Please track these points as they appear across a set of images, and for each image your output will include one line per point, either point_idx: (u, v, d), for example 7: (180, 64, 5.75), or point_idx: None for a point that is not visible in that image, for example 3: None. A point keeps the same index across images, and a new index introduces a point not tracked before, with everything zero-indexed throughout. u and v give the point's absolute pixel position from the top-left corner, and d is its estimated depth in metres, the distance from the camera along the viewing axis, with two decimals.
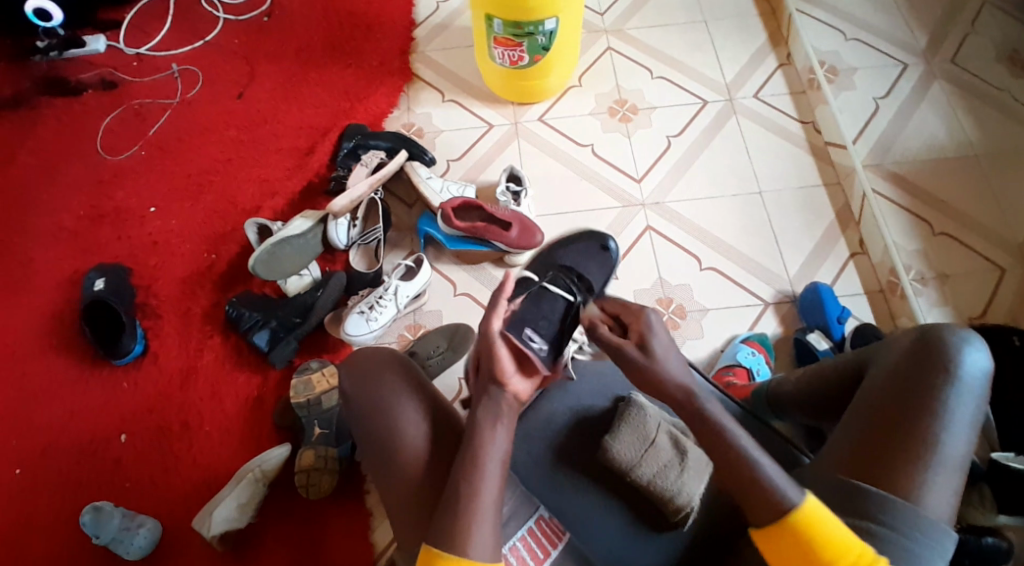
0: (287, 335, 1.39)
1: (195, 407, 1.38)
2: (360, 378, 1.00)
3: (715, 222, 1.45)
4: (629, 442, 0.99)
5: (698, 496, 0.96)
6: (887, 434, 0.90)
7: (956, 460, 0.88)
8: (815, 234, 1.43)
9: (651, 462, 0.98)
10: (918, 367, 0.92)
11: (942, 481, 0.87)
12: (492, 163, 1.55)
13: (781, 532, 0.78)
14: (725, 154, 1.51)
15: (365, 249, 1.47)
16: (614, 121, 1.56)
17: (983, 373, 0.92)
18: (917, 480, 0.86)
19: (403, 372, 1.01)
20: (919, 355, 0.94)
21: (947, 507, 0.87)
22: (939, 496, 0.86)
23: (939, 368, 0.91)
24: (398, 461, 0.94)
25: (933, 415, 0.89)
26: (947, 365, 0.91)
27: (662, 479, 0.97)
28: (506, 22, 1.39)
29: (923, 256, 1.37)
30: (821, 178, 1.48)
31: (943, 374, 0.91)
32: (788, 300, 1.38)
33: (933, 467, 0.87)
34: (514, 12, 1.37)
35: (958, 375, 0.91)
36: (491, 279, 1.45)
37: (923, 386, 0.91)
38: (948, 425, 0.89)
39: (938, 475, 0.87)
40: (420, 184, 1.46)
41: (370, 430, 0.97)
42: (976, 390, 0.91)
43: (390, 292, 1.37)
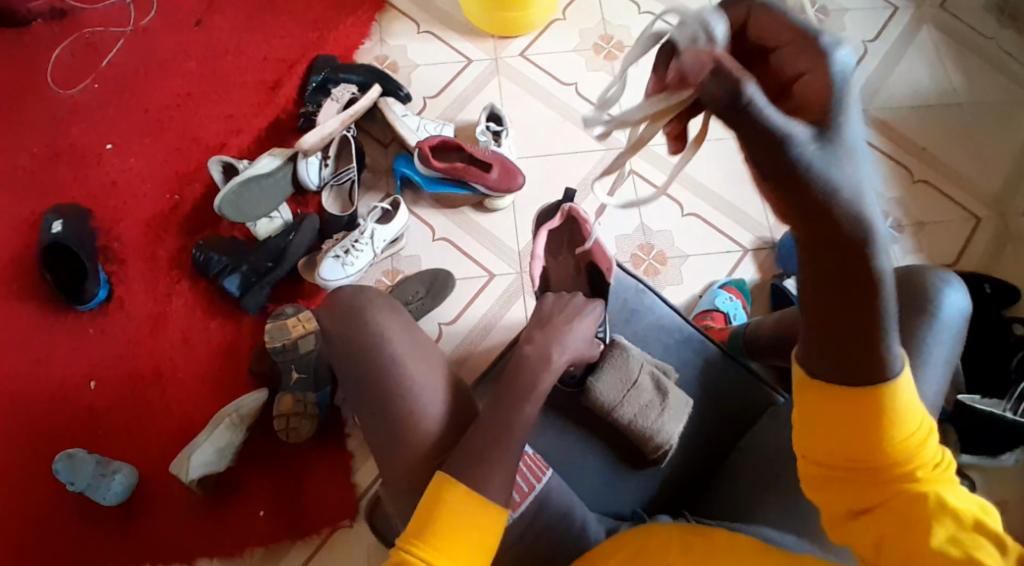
0: (259, 281, 1.35)
1: (166, 354, 1.34)
2: (347, 322, 0.94)
3: (699, 167, 1.43)
4: (613, 383, 1.05)
5: (673, 435, 1.01)
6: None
7: (927, 401, 0.89)
8: None
9: (634, 401, 1.03)
10: (899, 305, 0.92)
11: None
12: (470, 102, 1.49)
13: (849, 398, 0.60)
14: None
15: (339, 191, 1.41)
16: (599, 59, 1.51)
17: (961, 314, 0.93)
18: None
19: (395, 314, 0.95)
20: (898, 295, 0.94)
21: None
22: None
23: (920, 313, 0.91)
24: (392, 408, 0.90)
25: (911, 356, 0.89)
26: (927, 308, 0.91)
27: (643, 418, 1.02)
28: None
29: (901, 204, 1.38)
30: None
31: (923, 317, 0.91)
32: (767, 247, 1.38)
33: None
34: None
35: (938, 314, 0.91)
36: (470, 224, 1.41)
37: (903, 328, 0.91)
38: (924, 368, 0.89)
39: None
40: (395, 122, 1.40)
41: (361, 376, 0.92)
42: (953, 333, 0.91)
43: (366, 236, 1.33)
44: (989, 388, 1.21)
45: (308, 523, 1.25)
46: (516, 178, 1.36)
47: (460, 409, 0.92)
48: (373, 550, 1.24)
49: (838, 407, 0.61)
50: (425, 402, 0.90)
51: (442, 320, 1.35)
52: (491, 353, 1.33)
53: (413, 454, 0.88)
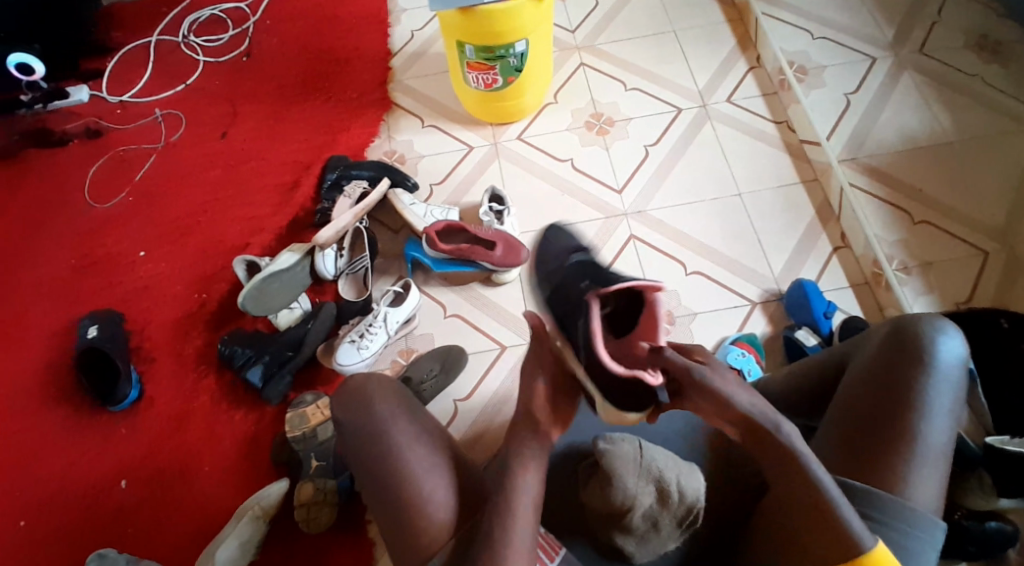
0: (280, 370, 1.39)
1: (193, 448, 1.38)
2: (352, 402, 0.97)
3: (697, 228, 1.46)
4: (630, 477, 0.97)
5: (700, 489, 0.97)
6: (870, 430, 0.89)
7: (939, 452, 0.87)
8: (797, 231, 1.44)
9: (648, 490, 0.97)
10: (895, 356, 0.91)
11: (927, 475, 0.86)
12: (473, 184, 1.56)
13: None
14: (702, 158, 1.53)
15: (354, 278, 1.47)
16: (591, 134, 1.58)
17: (958, 360, 0.90)
18: (903, 475, 0.85)
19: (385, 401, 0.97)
20: (895, 346, 0.92)
21: (936, 500, 0.86)
22: (926, 490, 0.85)
23: (916, 362, 0.89)
24: (399, 475, 0.91)
25: (914, 410, 0.87)
26: (923, 357, 0.89)
27: (643, 540, 0.98)
28: (477, 48, 1.42)
29: (904, 247, 1.39)
30: (798, 176, 1.50)
31: (919, 366, 0.89)
32: (775, 299, 1.39)
33: (917, 460, 0.86)
34: (482, 39, 1.40)
35: (935, 362, 0.90)
36: (480, 299, 1.45)
37: (900, 380, 0.89)
38: (927, 419, 0.87)
39: (923, 470, 0.86)
40: (404, 211, 1.46)
41: (368, 456, 0.94)
42: (953, 379, 0.89)
43: (379, 318, 1.37)
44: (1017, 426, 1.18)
45: None
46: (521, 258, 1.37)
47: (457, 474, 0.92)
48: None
49: None
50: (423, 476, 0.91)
51: (458, 397, 1.37)
52: (506, 426, 1.33)
53: (430, 522, 0.89)
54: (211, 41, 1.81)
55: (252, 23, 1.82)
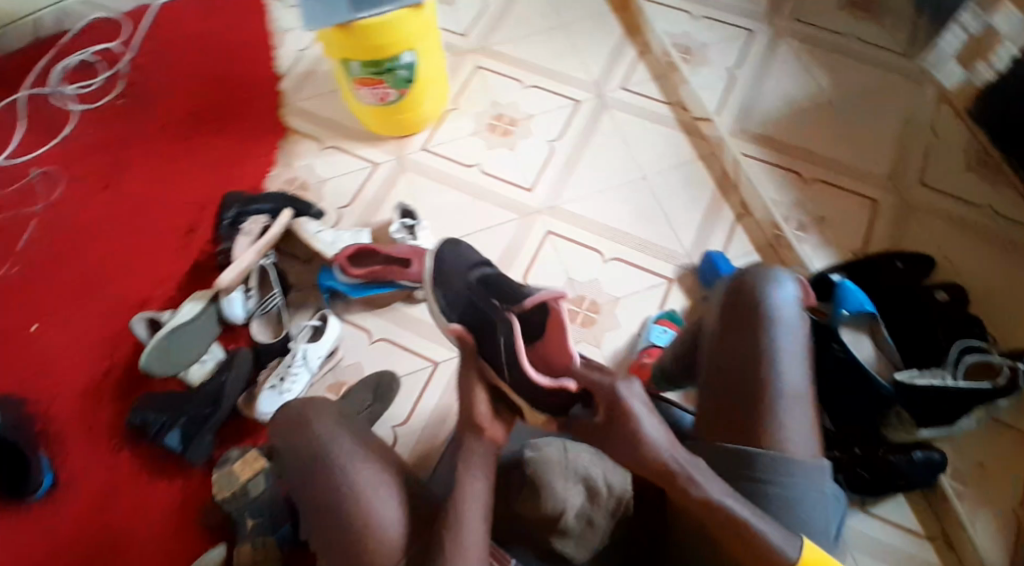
0: (200, 430, 1.29)
1: (124, 524, 1.28)
2: (298, 453, 0.92)
3: (610, 215, 1.48)
4: (559, 479, 1.04)
5: (627, 481, 1.03)
6: (734, 389, 0.91)
7: (798, 393, 0.89)
8: (701, 205, 1.48)
9: (577, 490, 1.02)
10: (735, 313, 0.95)
11: (795, 417, 0.88)
12: (382, 203, 1.52)
13: None
14: (605, 146, 1.55)
15: (267, 318, 1.39)
16: (495, 136, 1.57)
17: (793, 302, 0.94)
18: (771, 424, 0.87)
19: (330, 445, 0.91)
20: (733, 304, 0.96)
21: (810, 441, 0.88)
22: (796, 432, 0.87)
23: (754, 313, 0.93)
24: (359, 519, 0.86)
25: (764, 359, 0.90)
26: (758, 307, 0.93)
27: (580, 538, 1.00)
28: (364, 63, 1.38)
29: (799, 206, 1.45)
30: (697, 152, 1.54)
31: (757, 316, 0.93)
32: (689, 272, 1.42)
33: (778, 406, 0.88)
34: (370, 55, 1.36)
35: (772, 309, 0.93)
36: (405, 319, 1.41)
37: (744, 333, 0.92)
38: (778, 365, 0.90)
39: (788, 413, 0.88)
40: (310, 240, 1.40)
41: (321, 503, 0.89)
42: (793, 320, 0.93)
43: (298, 357, 1.31)
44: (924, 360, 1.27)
45: None
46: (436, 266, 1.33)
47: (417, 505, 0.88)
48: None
49: None
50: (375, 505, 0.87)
51: (396, 423, 1.33)
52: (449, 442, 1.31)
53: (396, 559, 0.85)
54: (84, 87, 1.69)
55: (123, 63, 1.71)
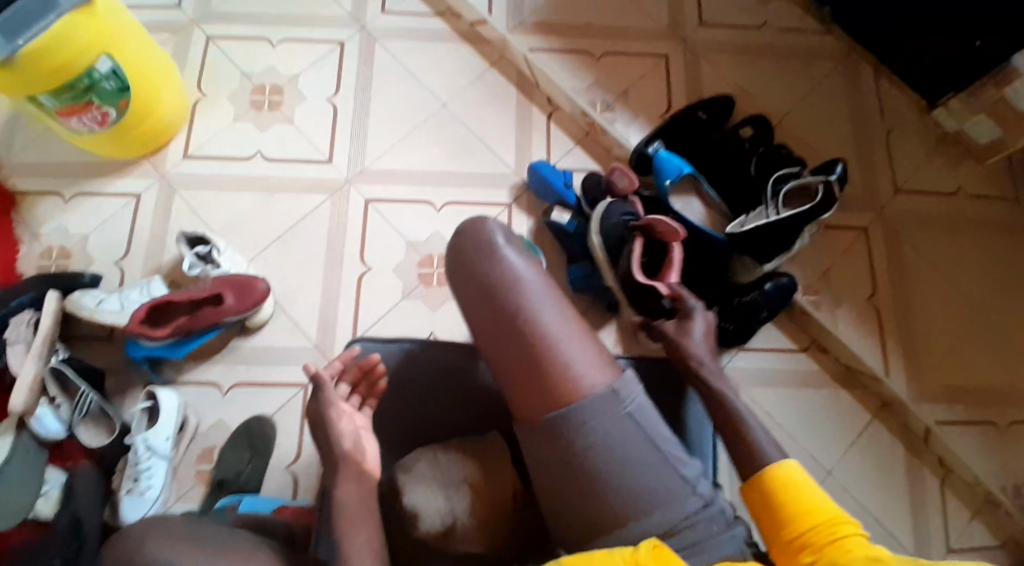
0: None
1: None
2: None
3: (423, 160, 1.35)
4: (426, 495, 0.92)
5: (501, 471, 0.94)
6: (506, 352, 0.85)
7: (565, 325, 0.84)
8: (512, 116, 1.38)
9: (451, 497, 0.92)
10: (468, 274, 0.87)
11: (577, 349, 0.83)
12: (167, 236, 1.31)
13: (761, 491, 0.81)
14: (390, 85, 1.39)
15: (93, 419, 1.19)
16: (265, 113, 1.37)
17: (506, 238, 0.88)
18: (560, 370, 0.82)
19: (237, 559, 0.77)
20: (463, 267, 0.88)
21: (598, 363, 0.83)
22: (583, 363, 0.82)
23: (482, 267, 0.86)
24: None
25: (521, 310, 0.84)
26: (487, 258, 0.86)
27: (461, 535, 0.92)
28: (54, 94, 1.13)
29: (600, 85, 1.40)
30: (486, 60, 1.42)
31: (490, 270, 0.86)
32: (522, 191, 1.34)
33: (556, 348, 0.82)
34: (53, 82, 1.11)
35: (496, 254, 0.87)
36: (248, 354, 1.26)
37: (488, 290, 0.85)
38: (536, 308, 0.84)
39: (570, 349, 0.82)
40: (97, 316, 1.20)
41: None
42: (519, 255, 0.88)
43: (143, 451, 1.14)
44: (754, 200, 1.26)
45: None
46: (252, 301, 1.21)
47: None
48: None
49: (762, 504, 0.81)
50: None
51: (288, 462, 1.21)
52: None
53: None
54: None
55: None
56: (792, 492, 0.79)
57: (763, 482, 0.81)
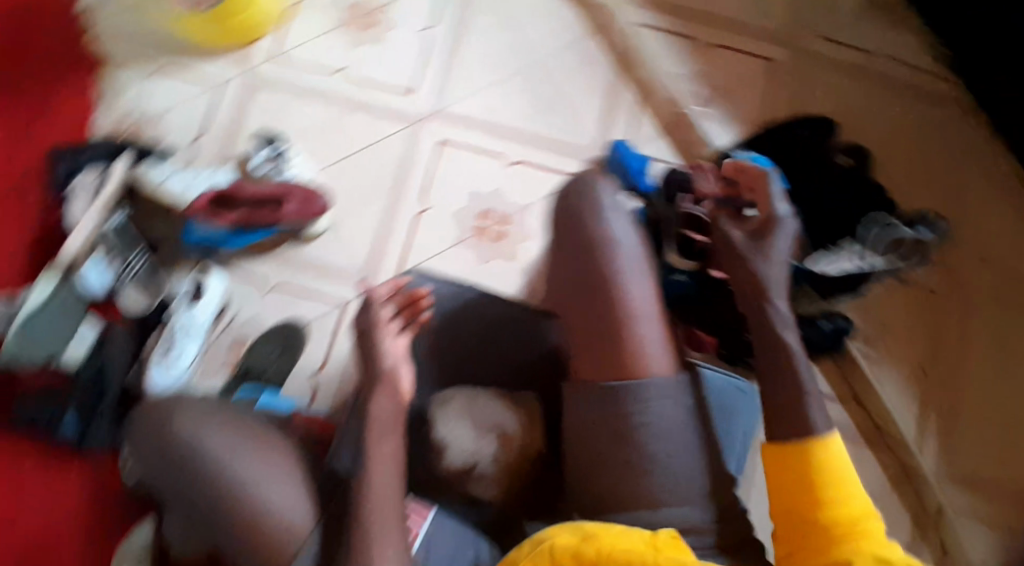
0: (96, 415, 1.13)
1: (27, 536, 1.13)
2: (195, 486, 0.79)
3: (505, 111, 1.34)
4: (457, 431, 0.91)
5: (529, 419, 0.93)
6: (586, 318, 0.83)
7: (648, 304, 0.83)
8: (603, 87, 1.36)
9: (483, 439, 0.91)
10: (573, 231, 0.88)
11: (654, 328, 0.82)
12: (240, 130, 1.31)
13: (793, 462, 0.72)
14: (487, 30, 1.38)
15: (141, 281, 1.19)
16: (359, 31, 1.37)
17: (619, 212, 0.89)
18: (632, 344, 0.80)
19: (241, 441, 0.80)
20: (569, 224, 0.90)
21: (668, 350, 0.82)
22: (655, 343, 0.81)
23: (590, 228, 0.87)
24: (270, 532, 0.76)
25: (613, 276, 0.83)
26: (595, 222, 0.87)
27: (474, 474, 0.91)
28: None
29: (697, 77, 1.37)
30: (590, 26, 1.40)
31: (597, 234, 0.86)
32: (599, 163, 1.32)
33: (634, 322, 0.81)
34: None
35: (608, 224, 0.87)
36: (297, 260, 1.27)
37: (586, 253, 0.86)
38: (627, 278, 0.83)
39: (647, 327, 0.81)
40: (161, 190, 1.22)
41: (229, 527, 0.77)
42: (629, 229, 0.88)
43: (182, 325, 1.17)
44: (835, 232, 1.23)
45: None
46: (316, 211, 1.24)
47: (326, 497, 0.78)
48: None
49: (786, 474, 0.73)
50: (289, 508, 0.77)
51: (312, 372, 1.22)
52: None
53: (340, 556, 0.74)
54: None
55: None
56: (830, 471, 0.71)
57: (800, 453, 0.72)
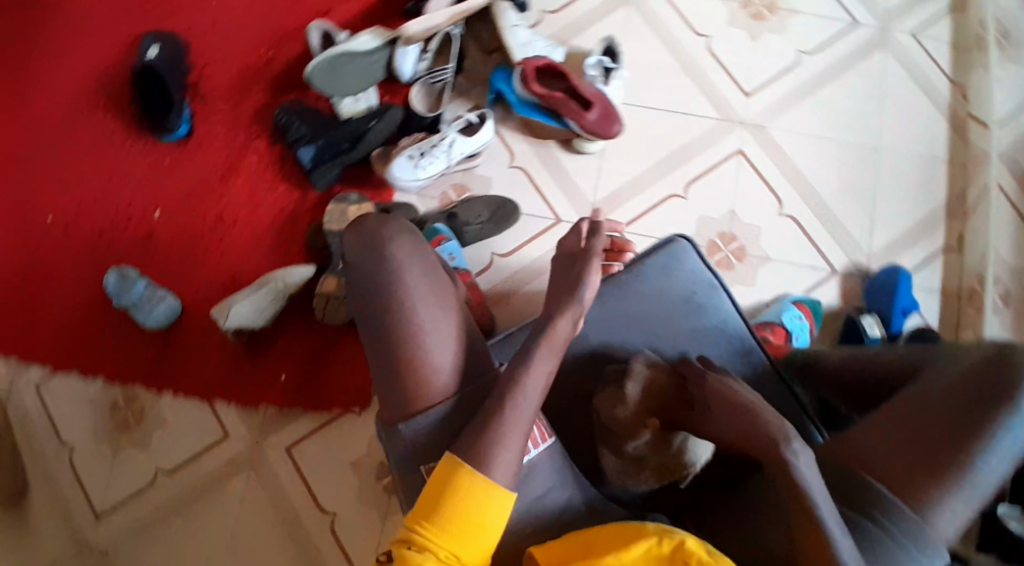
0: (332, 160, 1.31)
1: (230, 206, 1.34)
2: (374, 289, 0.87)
3: (815, 169, 1.29)
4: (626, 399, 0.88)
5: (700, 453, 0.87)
6: (920, 451, 0.80)
7: (983, 485, 0.78)
8: (918, 214, 1.27)
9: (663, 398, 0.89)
10: (981, 384, 0.81)
11: (959, 503, 0.77)
12: (587, 28, 1.36)
13: None
14: (854, 91, 1.32)
15: (430, 89, 1.34)
16: (746, 15, 1.36)
17: None
18: (929, 491, 0.77)
19: (440, 287, 0.87)
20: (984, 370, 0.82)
21: (951, 530, 0.78)
22: (950, 514, 0.77)
23: (1000, 389, 0.80)
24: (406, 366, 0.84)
25: (975, 439, 0.79)
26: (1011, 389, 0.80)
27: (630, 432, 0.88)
28: None
29: (1014, 272, 1.24)
30: (949, 154, 1.30)
31: (1007, 403, 0.79)
32: (858, 275, 1.25)
33: (953, 486, 0.77)
34: None
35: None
36: (553, 160, 1.33)
37: (974, 408, 0.80)
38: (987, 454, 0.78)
39: (959, 497, 0.77)
40: (504, 31, 1.28)
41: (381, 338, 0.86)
42: None
43: (445, 143, 1.27)
44: None
45: (330, 394, 1.28)
46: (609, 133, 1.24)
47: (466, 360, 0.86)
48: (349, 463, 1.26)
49: None
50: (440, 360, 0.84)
51: (497, 251, 1.30)
52: (537, 295, 1.28)
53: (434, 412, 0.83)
54: None
55: None
56: None
57: None
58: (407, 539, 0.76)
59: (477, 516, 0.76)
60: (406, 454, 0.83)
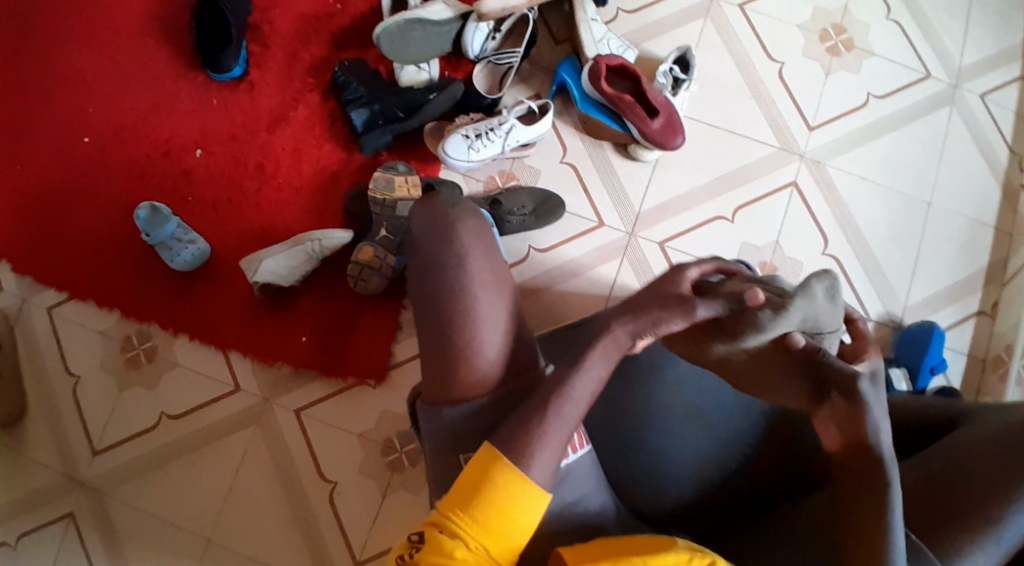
0: (384, 126, 1.29)
1: (275, 155, 1.32)
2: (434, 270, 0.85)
3: (865, 213, 1.30)
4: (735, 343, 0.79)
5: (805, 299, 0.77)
6: (942, 509, 0.81)
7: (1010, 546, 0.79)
8: (957, 275, 1.29)
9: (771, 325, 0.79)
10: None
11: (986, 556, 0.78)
12: (662, 34, 1.35)
13: None
14: (913, 143, 1.33)
15: (494, 70, 1.32)
16: (820, 48, 1.35)
17: None
18: (961, 544, 0.79)
19: (499, 277, 0.85)
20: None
21: None
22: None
23: None
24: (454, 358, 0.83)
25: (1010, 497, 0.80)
26: None
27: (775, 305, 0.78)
28: None
29: None
30: (997, 221, 1.31)
31: None
32: (891, 326, 1.26)
33: (985, 543, 0.78)
34: None
35: None
36: (604, 162, 1.31)
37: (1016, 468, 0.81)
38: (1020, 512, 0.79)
39: (989, 552, 0.79)
40: (580, 24, 1.27)
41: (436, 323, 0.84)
42: None
43: (503, 129, 1.25)
44: None
45: (347, 364, 1.26)
46: (669, 144, 1.24)
47: (515, 359, 0.85)
48: (355, 437, 1.25)
49: None
50: (487, 352, 0.83)
51: (534, 244, 1.28)
52: (567, 295, 1.27)
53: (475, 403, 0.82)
54: None
55: None
56: None
57: None
58: (439, 523, 0.75)
59: (508, 508, 0.75)
60: (444, 444, 0.83)
